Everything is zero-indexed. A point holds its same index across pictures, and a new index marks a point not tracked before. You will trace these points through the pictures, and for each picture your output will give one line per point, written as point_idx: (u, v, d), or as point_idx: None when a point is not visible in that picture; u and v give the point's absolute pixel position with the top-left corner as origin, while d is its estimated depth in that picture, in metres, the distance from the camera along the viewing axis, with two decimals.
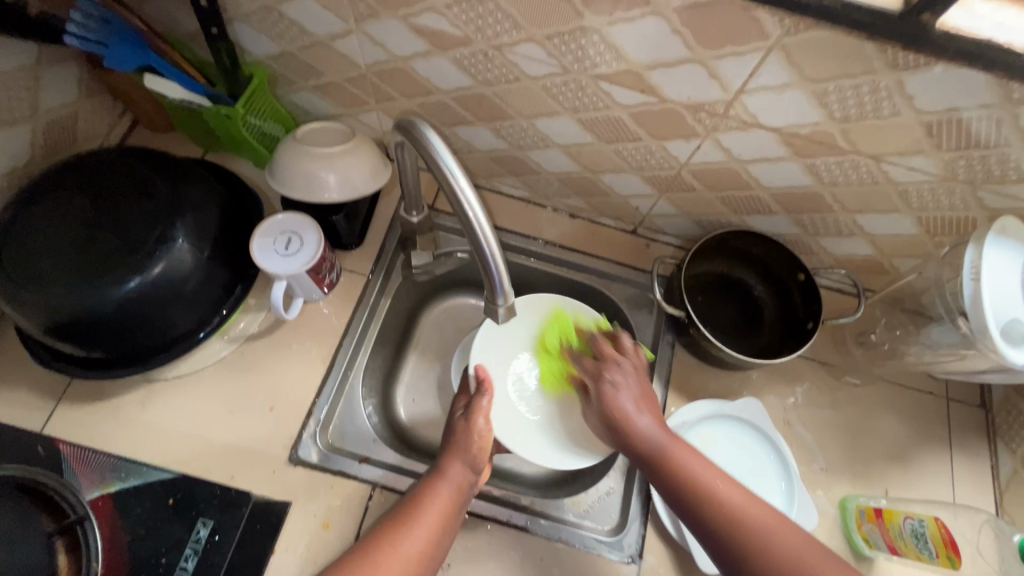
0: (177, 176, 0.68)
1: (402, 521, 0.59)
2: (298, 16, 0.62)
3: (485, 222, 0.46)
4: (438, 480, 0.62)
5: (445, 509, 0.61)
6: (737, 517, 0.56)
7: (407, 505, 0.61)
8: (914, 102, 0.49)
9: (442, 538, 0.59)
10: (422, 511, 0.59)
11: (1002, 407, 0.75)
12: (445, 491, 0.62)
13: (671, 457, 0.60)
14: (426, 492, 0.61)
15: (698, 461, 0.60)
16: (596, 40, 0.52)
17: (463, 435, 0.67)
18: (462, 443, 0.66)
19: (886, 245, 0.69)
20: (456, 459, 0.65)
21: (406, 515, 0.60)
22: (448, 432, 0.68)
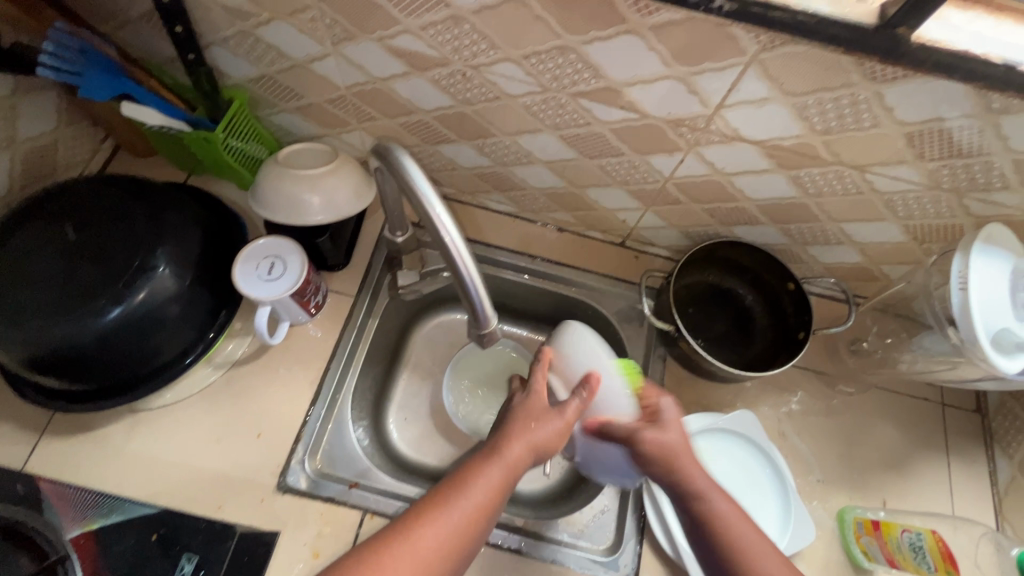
0: (157, 203, 0.67)
1: (448, 495, 0.51)
2: (275, 39, 0.62)
3: (462, 246, 0.47)
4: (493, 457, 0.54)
5: (498, 489, 0.53)
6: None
7: (453, 477, 0.54)
8: (894, 113, 0.48)
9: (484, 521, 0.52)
10: (468, 491, 0.52)
11: (998, 411, 0.75)
12: (501, 471, 0.54)
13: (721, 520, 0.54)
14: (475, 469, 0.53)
15: (747, 527, 0.54)
16: (574, 58, 0.52)
17: (536, 413, 0.58)
18: (534, 422, 0.57)
19: (874, 253, 0.69)
20: (522, 438, 0.56)
21: (450, 487, 0.52)
22: (519, 407, 0.59)
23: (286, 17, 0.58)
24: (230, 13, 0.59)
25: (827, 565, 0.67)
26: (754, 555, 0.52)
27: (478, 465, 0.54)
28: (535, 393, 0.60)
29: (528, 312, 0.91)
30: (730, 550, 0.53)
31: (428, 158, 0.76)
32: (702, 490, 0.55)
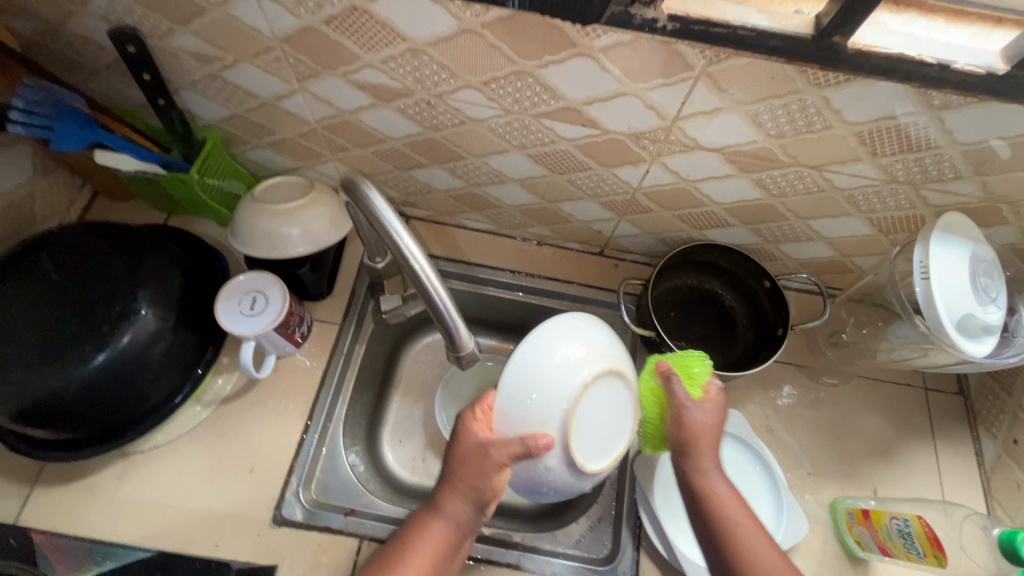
0: (136, 247, 0.68)
1: (390, 558, 0.54)
2: (242, 80, 0.63)
3: (430, 270, 0.51)
4: (433, 514, 0.56)
5: (435, 547, 0.55)
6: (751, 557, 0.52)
7: (399, 537, 0.57)
8: (842, 115, 0.50)
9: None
10: (416, 548, 0.55)
11: (979, 392, 0.76)
12: (436, 530, 0.55)
13: (714, 497, 0.55)
14: (419, 526, 0.56)
15: (738, 509, 0.55)
16: (532, 82, 0.53)
17: (466, 464, 0.54)
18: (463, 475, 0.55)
19: (844, 246, 0.70)
20: (452, 492, 0.56)
21: (394, 548, 0.56)
22: (450, 455, 0.56)
23: (250, 58, 0.59)
24: (195, 58, 0.61)
25: (822, 557, 0.67)
26: (740, 529, 0.54)
27: (422, 520, 0.56)
28: (471, 431, 0.55)
29: (514, 327, 0.91)
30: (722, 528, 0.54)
31: (402, 183, 0.77)
32: (703, 469, 0.56)
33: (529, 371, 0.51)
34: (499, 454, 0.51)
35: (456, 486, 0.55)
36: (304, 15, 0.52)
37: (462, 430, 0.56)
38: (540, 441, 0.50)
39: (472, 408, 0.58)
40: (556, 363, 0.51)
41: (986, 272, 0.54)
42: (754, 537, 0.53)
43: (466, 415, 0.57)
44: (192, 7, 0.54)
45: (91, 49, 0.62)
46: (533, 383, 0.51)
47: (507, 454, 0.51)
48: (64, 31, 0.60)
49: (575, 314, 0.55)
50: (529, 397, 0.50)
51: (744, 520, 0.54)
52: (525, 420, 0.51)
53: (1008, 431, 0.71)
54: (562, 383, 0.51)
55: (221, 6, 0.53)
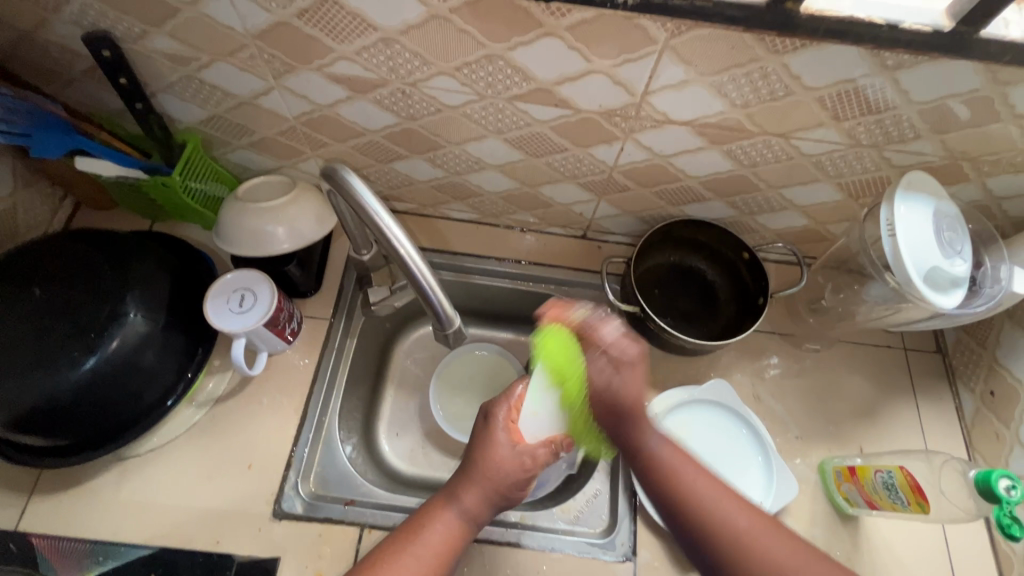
0: (122, 252, 0.68)
1: (401, 542, 0.55)
2: (218, 80, 0.64)
3: (415, 253, 0.53)
4: (451, 505, 0.58)
5: (448, 535, 0.57)
6: (725, 521, 0.51)
7: (411, 527, 0.57)
8: (803, 80, 0.52)
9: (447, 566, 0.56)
10: (429, 534, 0.56)
11: (956, 349, 0.78)
12: (452, 518, 0.58)
13: (667, 467, 0.55)
14: (432, 513, 0.58)
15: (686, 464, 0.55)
16: (502, 65, 0.55)
17: (501, 465, 0.59)
18: (496, 474, 0.59)
19: (817, 214, 0.72)
20: (476, 487, 0.59)
21: (409, 536, 0.56)
22: (480, 449, 0.60)
23: (225, 57, 0.60)
24: (170, 60, 0.61)
25: (814, 516, 0.69)
26: (699, 492, 0.53)
27: (437, 511, 0.58)
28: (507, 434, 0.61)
29: (504, 314, 0.93)
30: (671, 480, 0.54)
31: (384, 176, 0.78)
32: (642, 441, 0.56)
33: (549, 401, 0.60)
34: (535, 460, 0.61)
35: (482, 482, 0.59)
36: (276, 9, 0.53)
37: (495, 428, 0.61)
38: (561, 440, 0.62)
39: (505, 409, 0.63)
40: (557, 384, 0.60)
41: (949, 227, 0.57)
42: (721, 501, 0.52)
43: (498, 411, 0.63)
44: (165, 7, 0.55)
45: (66, 57, 0.62)
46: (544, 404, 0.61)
47: (540, 461, 0.61)
48: (38, 39, 0.60)
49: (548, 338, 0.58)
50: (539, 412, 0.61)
51: (708, 489, 0.53)
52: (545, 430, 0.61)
53: (985, 383, 0.73)
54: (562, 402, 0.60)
55: (193, 6, 0.54)
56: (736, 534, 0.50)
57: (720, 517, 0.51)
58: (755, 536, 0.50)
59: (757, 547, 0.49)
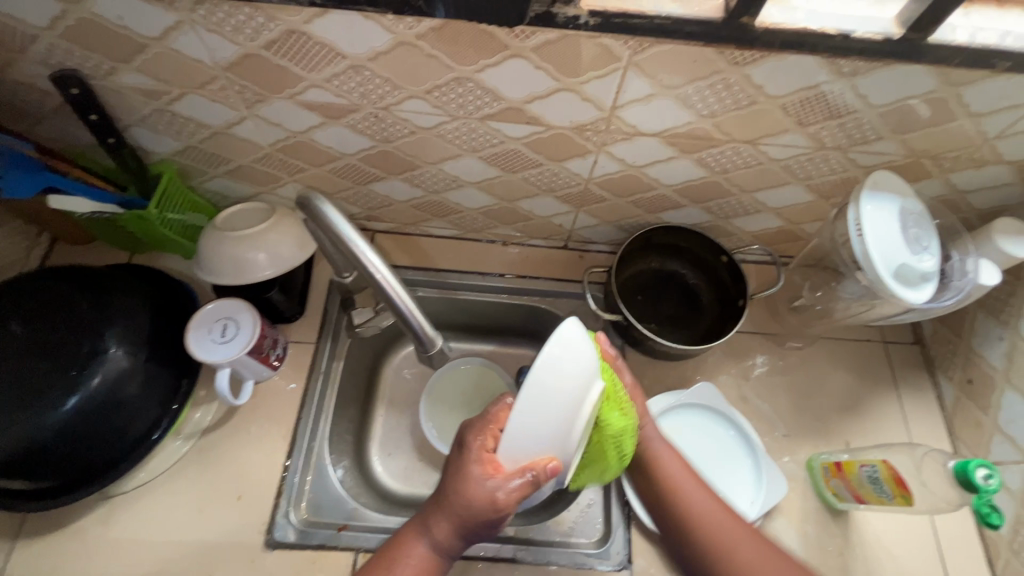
0: (100, 288, 0.68)
1: (374, 574, 0.56)
2: (191, 112, 0.64)
3: (394, 280, 0.54)
4: (420, 537, 0.57)
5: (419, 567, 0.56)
6: (697, 514, 0.62)
7: (385, 559, 0.57)
8: (765, 89, 0.54)
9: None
10: (400, 564, 0.56)
11: (933, 339, 0.80)
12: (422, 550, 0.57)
13: (669, 478, 0.64)
14: (405, 542, 0.57)
15: (682, 470, 0.65)
16: (472, 86, 0.56)
17: (470, 503, 0.53)
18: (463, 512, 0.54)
19: (790, 215, 0.74)
20: (443, 519, 0.56)
21: (384, 570, 0.56)
22: (450, 480, 0.55)
23: (196, 89, 0.60)
24: (141, 94, 0.61)
25: (804, 513, 0.70)
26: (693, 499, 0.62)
27: (409, 542, 0.57)
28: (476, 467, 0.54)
29: (490, 328, 0.93)
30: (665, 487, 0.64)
31: (363, 198, 0.78)
32: (650, 438, 0.66)
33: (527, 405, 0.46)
34: (510, 490, 0.51)
35: (450, 517, 0.55)
36: (244, 42, 0.53)
37: (469, 461, 0.54)
38: (552, 467, 0.47)
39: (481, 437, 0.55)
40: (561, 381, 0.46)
41: (916, 224, 0.58)
42: (710, 508, 0.62)
43: (473, 440, 0.55)
44: (133, 44, 0.55)
45: (35, 95, 0.62)
46: (531, 422, 0.46)
47: (512, 488, 0.50)
48: (4, 79, 0.60)
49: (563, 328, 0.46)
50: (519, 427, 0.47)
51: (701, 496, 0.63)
52: (531, 451, 0.48)
53: (963, 371, 0.75)
54: (557, 411, 0.46)
55: (161, 41, 0.54)
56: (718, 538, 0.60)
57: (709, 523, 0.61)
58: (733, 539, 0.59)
59: (732, 542, 0.59)
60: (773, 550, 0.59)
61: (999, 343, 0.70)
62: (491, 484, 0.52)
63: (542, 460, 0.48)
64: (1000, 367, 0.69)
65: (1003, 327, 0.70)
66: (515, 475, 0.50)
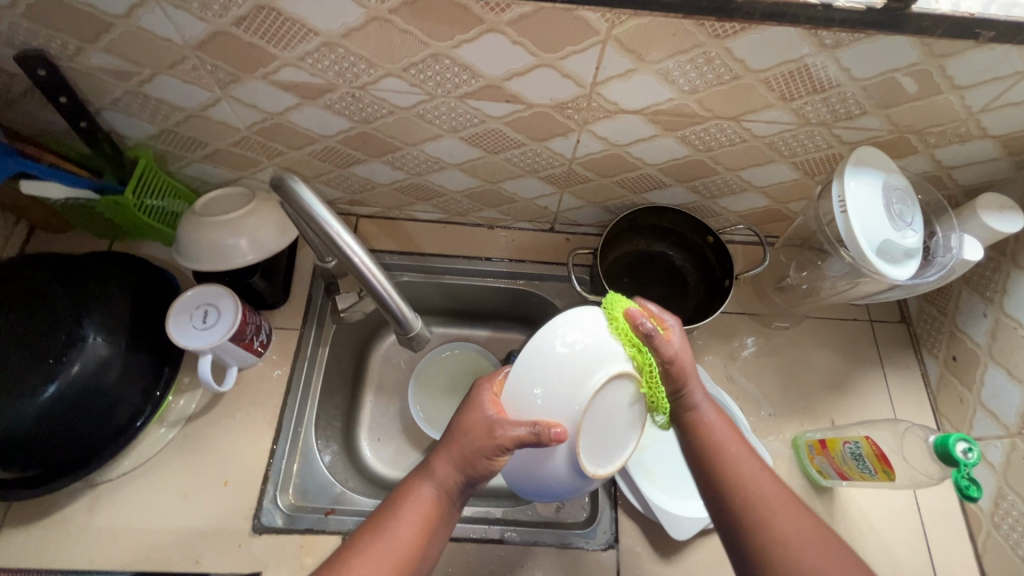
0: (78, 275, 0.67)
1: (376, 517, 0.52)
2: (163, 94, 0.62)
3: (372, 263, 0.54)
4: (425, 479, 0.53)
5: (423, 511, 0.52)
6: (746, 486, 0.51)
7: (386, 507, 0.53)
8: (747, 63, 0.53)
9: (426, 546, 0.51)
10: (402, 508, 0.52)
11: (919, 317, 0.80)
12: (426, 492, 0.52)
13: (708, 429, 0.54)
14: (408, 486, 0.54)
15: (726, 435, 0.54)
16: (449, 63, 0.55)
17: (471, 432, 0.50)
18: (463, 442, 0.51)
19: (776, 193, 0.74)
20: (446, 456, 0.52)
21: (383, 517, 0.51)
22: (452, 418, 0.53)
23: (166, 70, 0.59)
24: (111, 75, 0.60)
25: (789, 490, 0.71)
26: (735, 461, 0.52)
27: (413, 485, 0.53)
28: (474, 404, 0.52)
29: (478, 312, 0.93)
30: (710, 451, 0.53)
31: (345, 181, 0.77)
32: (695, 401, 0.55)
33: (553, 368, 0.47)
34: (508, 435, 0.48)
35: (450, 450, 0.52)
36: (212, 19, 0.52)
37: (476, 399, 0.53)
38: (553, 433, 0.46)
39: (489, 383, 0.54)
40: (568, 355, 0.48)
41: (899, 200, 0.58)
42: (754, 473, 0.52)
43: (482, 386, 0.54)
44: (98, 22, 0.53)
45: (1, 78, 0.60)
46: (551, 386, 0.47)
47: (513, 436, 0.48)
48: None
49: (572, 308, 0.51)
50: (535, 398, 0.48)
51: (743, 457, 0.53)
52: (539, 410, 0.48)
53: (948, 348, 0.75)
54: (572, 394, 0.47)
55: (127, 18, 0.53)
56: (767, 517, 0.49)
57: (763, 504, 0.50)
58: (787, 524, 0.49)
59: (780, 521, 0.49)
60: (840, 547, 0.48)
61: (983, 319, 0.70)
62: (492, 415, 0.50)
63: (551, 422, 0.47)
64: (984, 344, 0.70)
65: (987, 303, 0.70)
66: (518, 425, 0.48)
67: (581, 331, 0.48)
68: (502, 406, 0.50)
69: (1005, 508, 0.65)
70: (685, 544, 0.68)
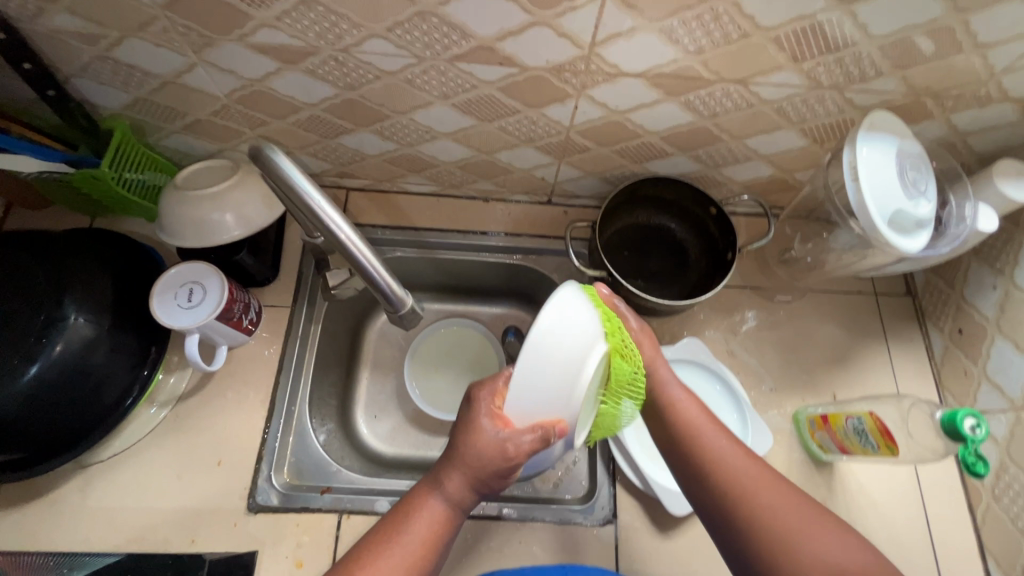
0: (56, 253, 0.64)
1: (382, 532, 0.51)
2: (135, 59, 0.59)
3: (357, 238, 0.52)
4: (436, 491, 0.52)
5: (434, 524, 0.51)
6: (744, 490, 0.51)
7: (394, 519, 0.52)
8: (756, 20, 0.49)
9: (434, 561, 0.51)
10: (412, 523, 0.51)
11: (925, 289, 0.78)
12: (437, 505, 0.52)
13: (695, 428, 0.56)
14: (415, 502, 0.53)
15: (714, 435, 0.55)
16: (437, 22, 0.51)
17: (482, 451, 0.49)
18: (477, 462, 0.50)
19: (782, 162, 0.71)
20: (457, 475, 0.51)
21: (393, 531, 0.51)
22: (460, 434, 0.51)
23: (136, 32, 0.55)
24: (78, 39, 0.56)
25: (789, 465, 0.70)
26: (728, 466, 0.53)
27: (422, 498, 0.52)
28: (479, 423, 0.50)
29: (474, 288, 0.91)
30: (703, 459, 0.54)
31: (334, 153, 0.74)
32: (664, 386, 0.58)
33: (535, 362, 0.44)
34: (519, 449, 0.47)
35: (462, 469, 0.51)
36: None
37: (478, 411, 0.51)
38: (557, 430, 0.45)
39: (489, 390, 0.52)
40: (557, 337, 0.43)
41: (913, 167, 0.55)
42: (751, 478, 0.52)
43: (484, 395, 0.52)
44: None
45: None
46: (532, 378, 0.44)
47: (523, 450, 0.47)
48: None
49: (566, 286, 0.47)
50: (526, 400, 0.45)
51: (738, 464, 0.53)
52: (537, 411, 0.46)
53: (954, 321, 0.73)
54: (553, 383, 0.44)
55: None
56: (768, 517, 0.49)
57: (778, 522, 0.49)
58: (798, 530, 0.48)
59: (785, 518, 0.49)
60: (845, 532, 0.48)
61: (992, 291, 0.68)
62: (500, 431, 0.48)
63: (551, 421, 0.46)
64: (992, 317, 0.68)
65: (997, 275, 0.68)
66: (525, 434, 0.47)
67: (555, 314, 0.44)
68: (507, 419, 0.48)
69: (1006, 481, 0.64)
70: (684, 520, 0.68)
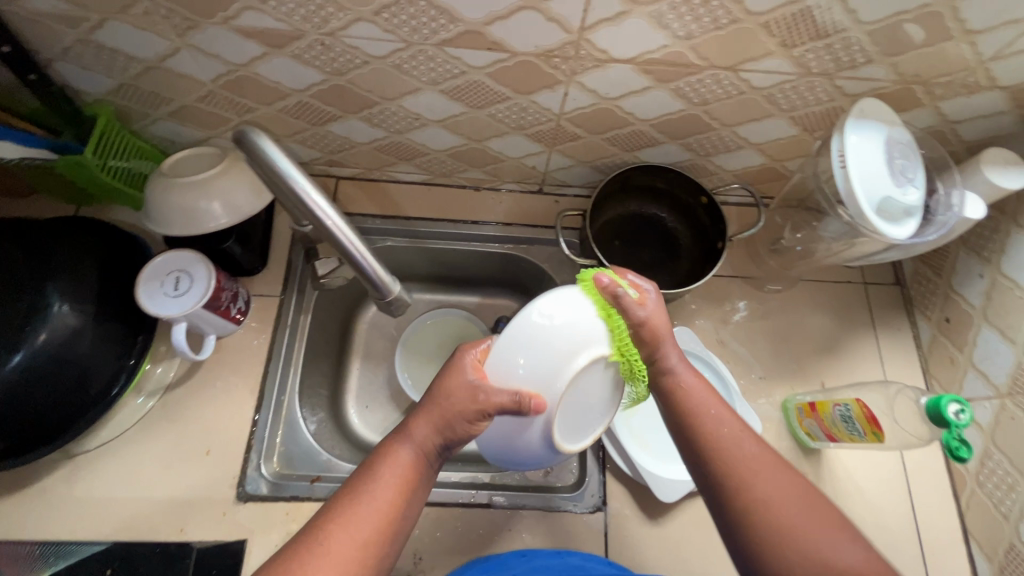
0: (41, 242, 0.64)
1: (350, 484, 0.48)
2: (117, 42, 0.58)
3: (344, 224, 0.51)
4: (402, 439, 0.49)
5: (402, 476, 0.48)
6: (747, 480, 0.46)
7: (362, 471, 0.49)
8: (745, 5, 0.49)
9: (400, 516, 0.47)
10: (379, 474, 0.48)
11: (914, 278, 0.79)
12: (405, 455, 0.49)
13: (697, 409, 0.50)
14: (383, 451, 0.50)
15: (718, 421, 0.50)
16: (424, 6, 0.50)
17: (454, 394, 0.48)
18: (447, 406, 0.48)
19: (772, 151, 0.71)
20: (427, 420, 0.49)
21: (360, 483, 0.48)
22: (435, 381, 0.50)
23: (117, 14, 0.54)
24: (59, 21, 0.55)
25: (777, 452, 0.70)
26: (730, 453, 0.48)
27: (389, 447, 0.50)
28: (452, 367, 0.49)
29: (465, 277, 0.90)
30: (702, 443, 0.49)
31: (322, 140, 0.73)
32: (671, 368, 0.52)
33: (528, 339, 0.47)
34: (491, 402, 0.47)
35: (433, 413, 0.49)
36: None
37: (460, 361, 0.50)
38: (533, 403, 0.46)
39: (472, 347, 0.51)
40: (553, 323, 0.47)
41: (901, 155, 0.55)
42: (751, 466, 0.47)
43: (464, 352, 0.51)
44: None
45: None
46: (524, 352, 0.47)
47: (494, 403, 0.47)
48: None
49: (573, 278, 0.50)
50: (517, 369, 0.47)
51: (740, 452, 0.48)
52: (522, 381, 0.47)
53: (942, 310, 0.74)
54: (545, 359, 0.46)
55: None
56: (769, 512, 0.45)
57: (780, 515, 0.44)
58: (818, 532, 0.44)
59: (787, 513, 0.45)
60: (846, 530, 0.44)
61: (979, 280, 0.69)
62: (474, 379, 0.48)
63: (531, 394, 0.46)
64: (978, 305, 0.68)
65: (984, 263, 0.68)
66: (501, 393, 0.47)
67: (559, 304, 0.47)
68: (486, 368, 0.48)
69: (990, 468, 0.65)
70: (673, 507, 0.68)
